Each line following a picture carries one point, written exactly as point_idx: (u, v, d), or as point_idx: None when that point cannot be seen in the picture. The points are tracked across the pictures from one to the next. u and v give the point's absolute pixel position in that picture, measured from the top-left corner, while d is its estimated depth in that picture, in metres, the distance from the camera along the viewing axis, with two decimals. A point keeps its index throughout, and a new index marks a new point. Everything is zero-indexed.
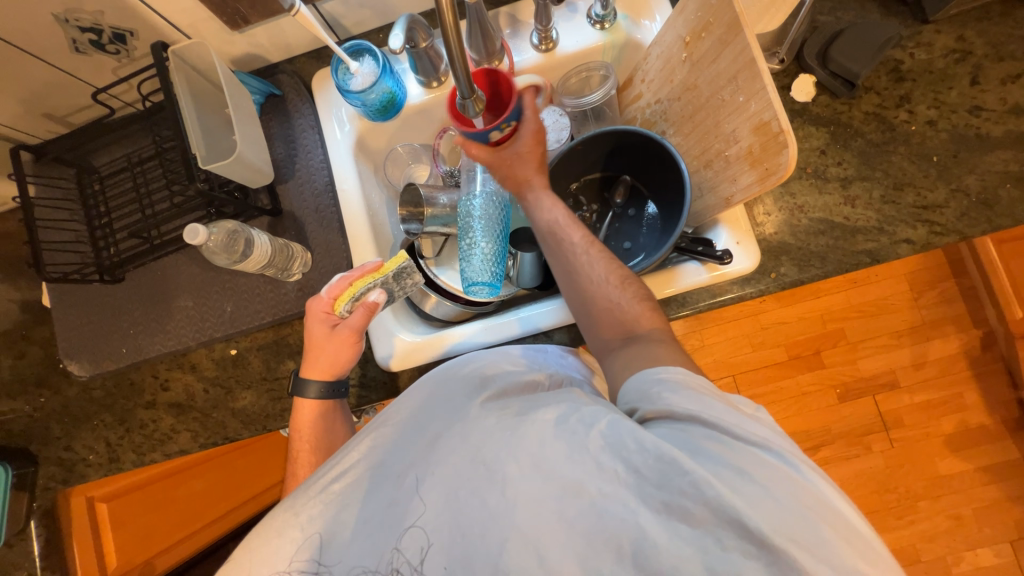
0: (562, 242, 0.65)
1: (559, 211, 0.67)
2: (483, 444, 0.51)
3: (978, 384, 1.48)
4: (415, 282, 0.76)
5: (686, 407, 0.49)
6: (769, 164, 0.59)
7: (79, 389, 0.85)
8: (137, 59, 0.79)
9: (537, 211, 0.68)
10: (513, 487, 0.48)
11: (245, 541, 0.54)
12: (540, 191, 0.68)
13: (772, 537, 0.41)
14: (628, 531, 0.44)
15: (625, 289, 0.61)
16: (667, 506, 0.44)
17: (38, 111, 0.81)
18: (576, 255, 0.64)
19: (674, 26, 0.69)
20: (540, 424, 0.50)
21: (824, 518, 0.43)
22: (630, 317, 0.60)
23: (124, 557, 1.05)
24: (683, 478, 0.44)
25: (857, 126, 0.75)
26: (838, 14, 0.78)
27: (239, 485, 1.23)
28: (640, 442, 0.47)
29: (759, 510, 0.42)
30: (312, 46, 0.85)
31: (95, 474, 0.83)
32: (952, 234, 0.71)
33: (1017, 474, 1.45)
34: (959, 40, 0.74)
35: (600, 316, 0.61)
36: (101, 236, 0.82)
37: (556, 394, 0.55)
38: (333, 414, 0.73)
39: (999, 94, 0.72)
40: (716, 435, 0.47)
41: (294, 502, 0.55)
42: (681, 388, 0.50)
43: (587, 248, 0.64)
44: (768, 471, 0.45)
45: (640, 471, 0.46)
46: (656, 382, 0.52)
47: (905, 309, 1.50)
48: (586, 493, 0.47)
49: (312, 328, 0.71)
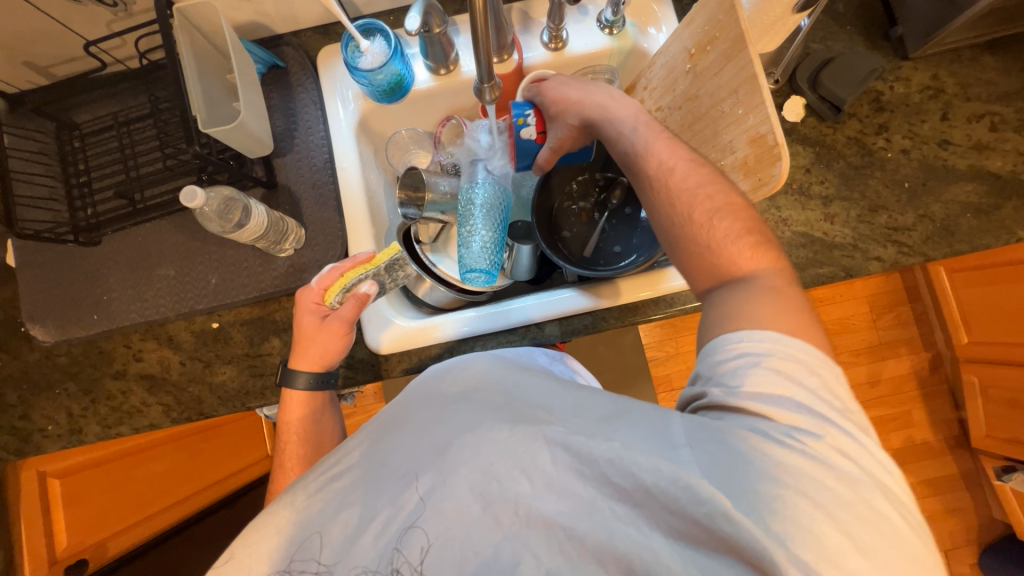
0: (638, 174, 0.64)
1: (640, 134, 0.65)
2: (494, 460, 0.50)
3: (925, 403, 1.59)
4: (408, 275, 0.78)
5: (755, 406, 0.47)
6: (762, 175, 0.63)
7: (41, 355, 0.80)
8: (134, 14, 0.76)
9: (615, 139, 0.67)
10: (525, 505, 0.48)
11: (243, 537, 0.55)
12: (627, 121, 0.67)
13: (796, 569, 0.40)
14: (641, 553, 0.44)
15: (717, 220, 0.57)
16: (682, 533, 0.44)
17: (18, 58, 0.76)
18: (659, 186, 0.61)
19: (680, 37, 0.72)
20: (551, 440, 0.49)
21: (865, 551, 0.41)
22: (723, 261, 0.56)
23: (78, 540, 0.97)
24: (699, 507, 0.43)
25: (839, 149, 0.80)
26: (828, 43, 0.83)
27: (199, 471, 1.20)
28: (656, 467, 0.45)
29: (782, 538, 0.41)
30: (320, 21, 0.84)
31: (53, 446, 0.78)
32: (917, 255, 0.77)
33: (954, 488, 1.56)
34: (933, 78, 0.80)
35: (691, 261, 0.59)
36: (79, 196, 0.78)
37: (568, 405, 0.54)
38: (323, 405, 0.73)
39: (965, 130, 0.79)
40: (770, 429, 0.46)
41: (292, 498, 0.56)
42: (751, 374, 0.49)
43: (670, 175, 0.61)
44: (819, 492, 0.43)
45: (656, 496, 0.44)
46: (738, 368, 0.49)
47: (865, 328, 1.60)
48: (599, 513, 0.46)
49: (302, 318, 0.70)
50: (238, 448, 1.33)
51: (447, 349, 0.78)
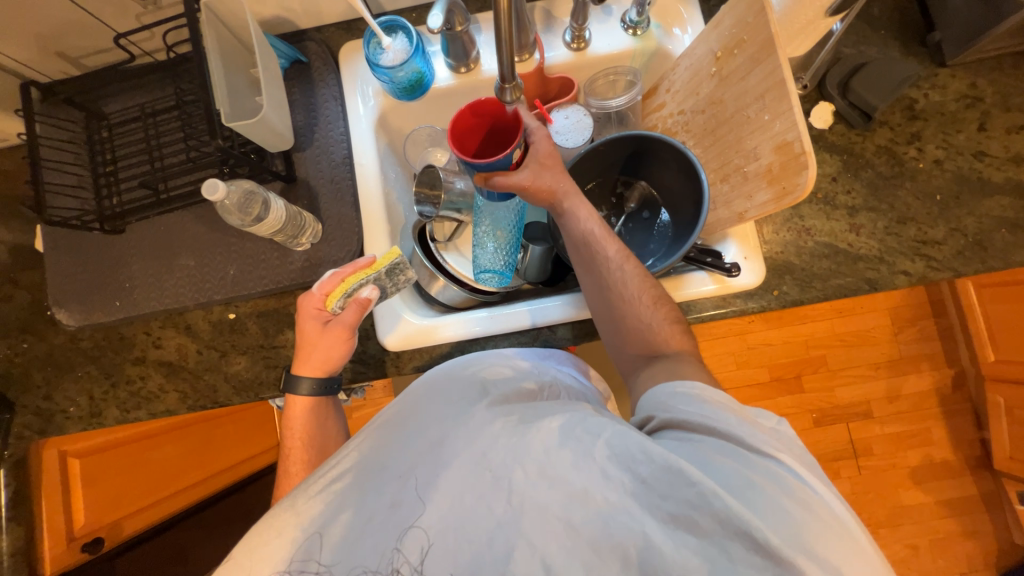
0: (596, 256, 0.66)
1: (595, 221, 0.67)
2: (488, 451, 0.52)
3: (946, 421, 1.54)
4: (410, 280, 0.74)
5: (701, 417, 0.52)
6: (786, 183, 0.61)
7: (65, 338, 0.82)
8: (163, 8, 0.77)
9: (572, 220, 0.68)
10: (520, 493, 0.49)
11: (243, 540, 0.53)
12: (570, 197, 0.68)
13: (782, 551, 0.42)
14: (634, 539, 0.45)
15: (657, 310, 0.64)
16: (673, 517, 0.45)
17: (51, 49, 0.78)
18: (609, 269, 0.65)
19: (706, 40, 0.70)
20: (545, 432, 0.52)
21: (834, 531, 0.44)
22: (659, 339, 0.63)
23: (95, 520, 0.99)
24: (690, 488, 0.45)
25: (868, 158, 0.77)
26: (861, 48, 0.80)
27: (208, 457, 1.23)
28: (648, 453, 0.48)
29: (769, 523, 0.43)
30: (343, 17, 0.85)
31: (75, 427, 0.81)
32: (946, 270, 0.74)
33: (974, 510, 1.51)
34: (971, 86, 0.77)
35: (629, 336, 0.65)
36: (105, 185, 0.80)
37: (560, 404, 0.56)
38: (326, 410, 0.74)
39: (1003, 142, 0.75)
40: (723, 441, 0.50)
41: (293, 501, 0.55)
42: (695, 402, 0.53)
43: (621, 262, 0.65)
44: (780, 483, 0.46)
45: (647, 481, 0.47)
46: (672, 395, 0.55)
47: (886, 342, 1.55)
48: (592, 502, 0.47)
49: (304, 324, 0.70)
50: (249, 436, 1.35)
51: (457, 348, 0.78)
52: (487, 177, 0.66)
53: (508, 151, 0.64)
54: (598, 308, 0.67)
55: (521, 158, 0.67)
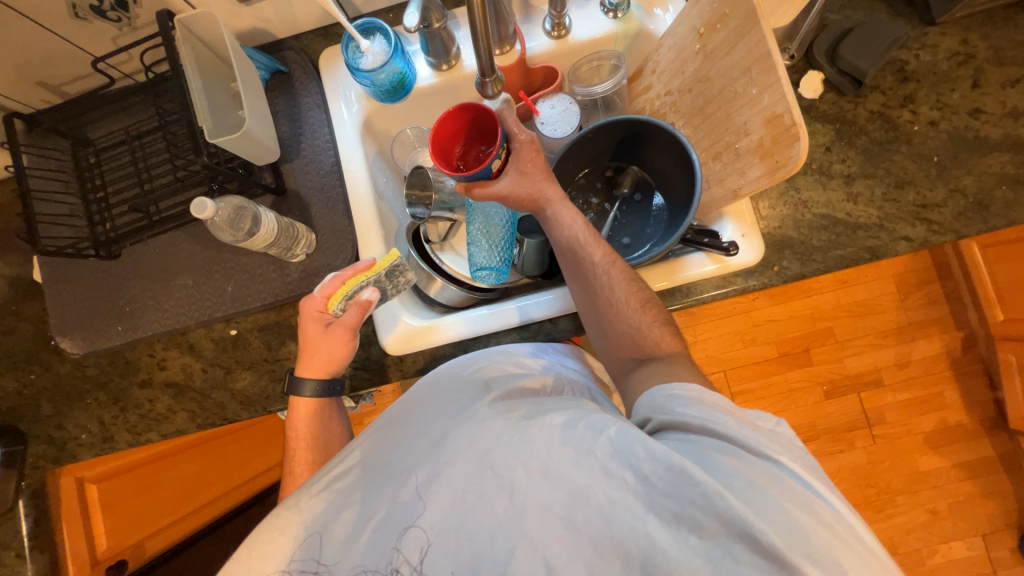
0: (582, 261, 0.66)
1: (580, 227, 0.67)
2: (489, 449, 0.52)
3: (958, 384, 1.53)
4: (409, 280, 0.74)
5: (700, 420, 0.51)
6: (779, 157, 0.60)
7: (72, 366, 0.83)
8: (138, 28, 0.76)
9: (557, 228, 0.68)
10: (521, 493, 0.49)
11: (247, 539, 0.54)
12: (556, 202, 0.68)
13: (784, 552, 0.42)
14: (636, 538, 0.45)
15: (645, 314, 0.63)
16: (677, 516, 0.45)
17: (32, 78, 0.78)
18: (597, 274, 0.65)
19: (688, 17, 0.69)
20: (547, 429, 0.52)
21: (837, 534, 0.44)
22: (648, 343, 0.63)
23: (117, 543, 1.02)
24: (694, 488, 0.45)
25: (861, 124, 0.76)
26: (847, 12, 0.79)
27: (227, 471, 1.24)
28: (650, 451, 0.47)
29: (771, 524, 0.43)
30: (320, 23, 0.84)
31: (88, 453, 0.81)
32: (949, 233, 0.73)
33: (992, 471, 1.50)
34: (962, 43, 0.76)
35: (618, 340, 0.64)
36: (97, 211, 0.80)
37: (563, 401, 0.57)
38: (331, 411, 0.74)
39: (998, 98, 0.74)
40: (725, 444, 0.49)
41: (296, 500, 0.56)
42: (691, 404, 0.53)
43: (608, 267, 0.65)
44: (780, 485, 0.46)
45: (650, 480, 0.47)
46: (669, 396, 0.54)
47: (892, 309, 1.54)
48: (593, 500, 0.47)
49: (305, 327, 0.71)
50: (266, 448, 1.34)
51: (460, 348, 0.78)
52: (467, 186, 0.67)
53: (487, 161, 0.63)
54: (586, 310, 0.67)
55: (501, 167, 0.66)
